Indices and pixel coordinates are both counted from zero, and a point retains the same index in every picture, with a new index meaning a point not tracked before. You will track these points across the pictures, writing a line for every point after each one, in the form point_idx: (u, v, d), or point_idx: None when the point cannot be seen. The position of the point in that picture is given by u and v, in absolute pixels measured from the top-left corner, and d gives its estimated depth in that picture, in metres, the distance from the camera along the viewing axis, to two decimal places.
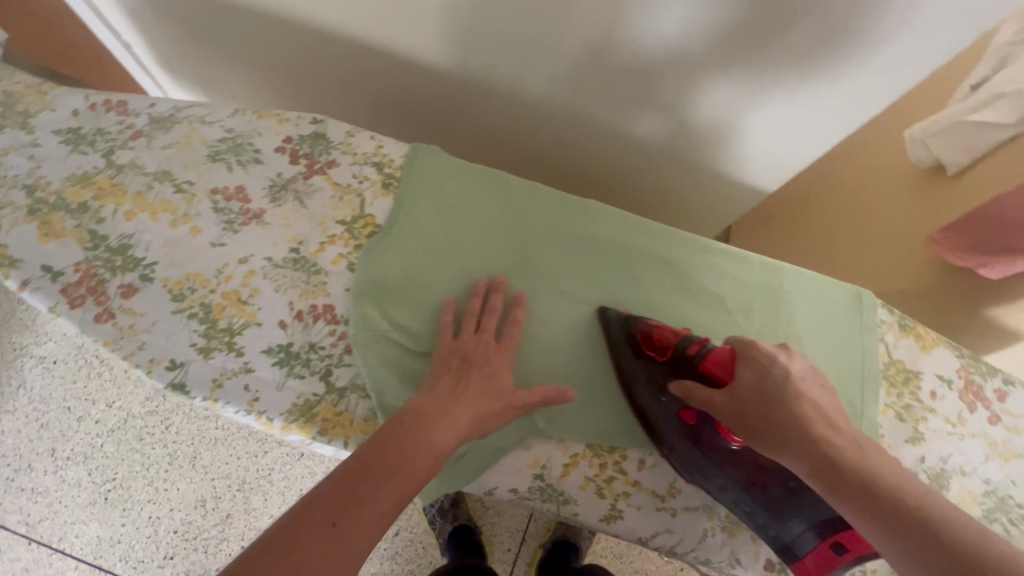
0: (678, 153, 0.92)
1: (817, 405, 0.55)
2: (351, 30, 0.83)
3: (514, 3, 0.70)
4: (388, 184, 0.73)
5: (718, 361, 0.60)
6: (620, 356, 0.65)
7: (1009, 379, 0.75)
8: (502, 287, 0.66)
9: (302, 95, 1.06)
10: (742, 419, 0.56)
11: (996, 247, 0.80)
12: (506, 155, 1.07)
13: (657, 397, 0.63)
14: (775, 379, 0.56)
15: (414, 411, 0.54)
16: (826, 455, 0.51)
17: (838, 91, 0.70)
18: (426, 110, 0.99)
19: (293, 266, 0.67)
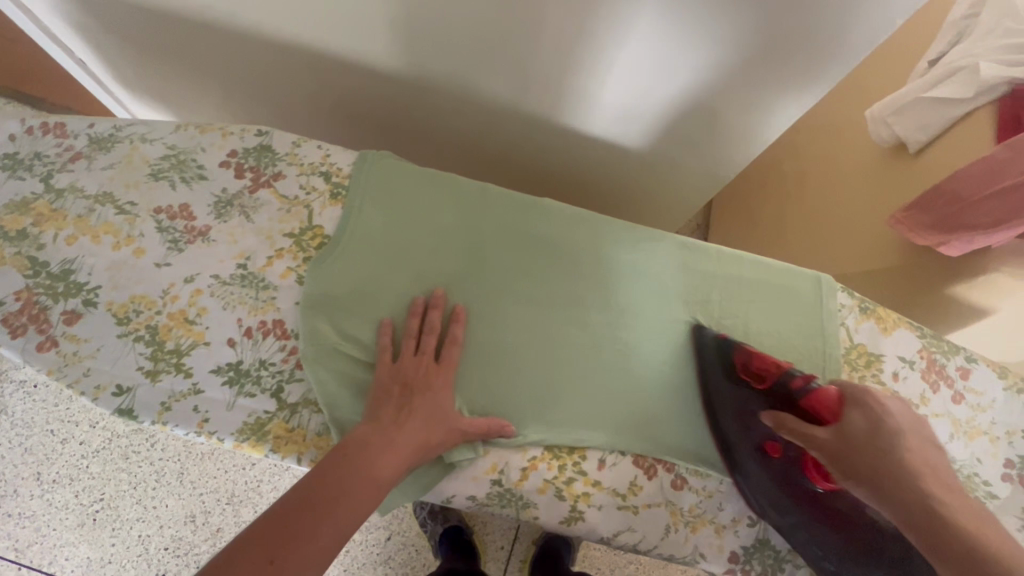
0: (635, 147, 0.91)
1: (937, 466, 0.49)
2: (294, 39, 0.82)
3: (452, 6, 0.69)
4: (337, 193, 0.72)
5: (825, 401, 0.58)
6: (712, 380, 0.65)
7: (972, 356, 0.75)
8: (441, 303, 0.66)
9: (256, 106, 1.05)
10: (839, 456, 0.52)
11: (954, 225, 0.79)
12: (466, 156, 1.05)
13: (744, 424, 0.63)
14: (890, 428, 0.51)
15: (357, 442, 0.55)
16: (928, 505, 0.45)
17: (788, 74, 0.69)
18: (381, 116, 0.98)
19: (240, 283, 0.66)
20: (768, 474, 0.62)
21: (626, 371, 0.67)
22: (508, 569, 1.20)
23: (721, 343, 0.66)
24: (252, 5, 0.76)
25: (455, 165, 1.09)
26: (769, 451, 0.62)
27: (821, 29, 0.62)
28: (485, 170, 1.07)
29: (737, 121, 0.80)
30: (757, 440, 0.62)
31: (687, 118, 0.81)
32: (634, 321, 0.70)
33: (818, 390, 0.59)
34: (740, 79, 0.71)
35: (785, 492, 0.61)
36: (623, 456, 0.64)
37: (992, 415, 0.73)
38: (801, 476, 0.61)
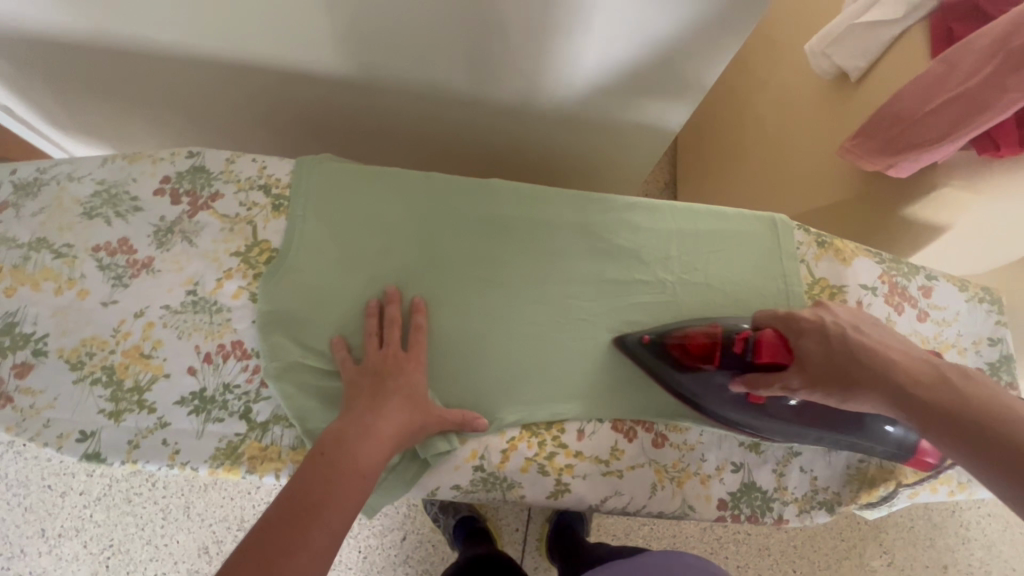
0: (582, 115, 0.90)
1: (888, 347, 0.53)
2: (213, 53, 0.79)
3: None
4: (279, 205, 0.71)
5: (769, 346, 0.58)
6: (665, 376, 0.63)
7: (932, 274, 0.75)
8: (397, 298, 0.66)
9: (192, 126, 1.01)
10: (820, 384, 0.55)
11: (904, 146, 0.79)
12: (415, 150, 1.03)
13: (719, 399, 0.62)
14: (837, 340, 0.55)
15: (331, 441, 0.54)
16: (909, 392, 0.49)
17: (715, 23, 0.68)
18: (321, 120, 0.96)
19: (193, 309, 0.65)
20: (768, 417, 0.61)
21: (593, 339, 0.67)
22: (525, 550, 1.22)
23: (653, 342, 0.64)
24: (162, 23, 0.73)
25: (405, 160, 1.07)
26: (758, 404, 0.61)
27: None
28: (436, 159, 1.05)
29: (677, 74, 0.79)
30: (742, 400, 0.61)
31: (628, 79, 0.80)
32: (596, 289, 0.70)
33: (758, 340, 0.58)
34: (671, 32, 0.70)
35: (790, 422, 0.61)
36: (601, 423, 0.64)
37: (958, 328, 0.74)
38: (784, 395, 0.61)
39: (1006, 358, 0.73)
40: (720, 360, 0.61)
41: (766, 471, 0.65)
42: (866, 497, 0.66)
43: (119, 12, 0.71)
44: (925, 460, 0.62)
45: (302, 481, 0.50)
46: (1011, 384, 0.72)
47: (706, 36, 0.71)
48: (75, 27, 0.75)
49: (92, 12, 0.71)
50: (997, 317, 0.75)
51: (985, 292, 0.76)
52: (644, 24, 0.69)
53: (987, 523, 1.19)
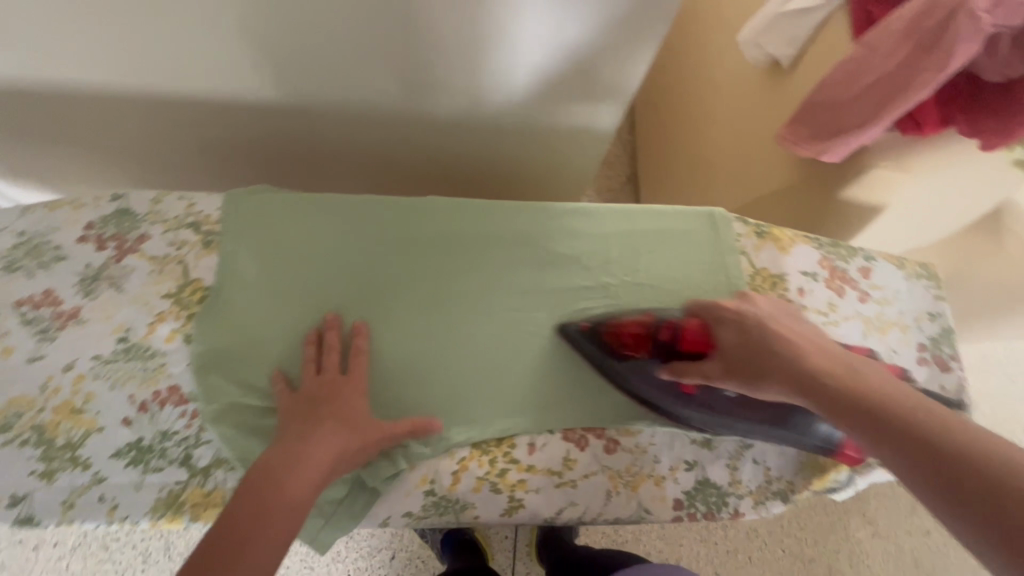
0: (523, 127, 0.90)
1: (801, 337, 0.55)
2: (134, 92, 0.77)
3: (284, 26, 0.66)
4: (210, 241, 0.69)
5: (693, 334, 0.61)
6: (601, 363, 0.64)
7: (870, 255, 0.76)
8: (337, 324, 0.65)
9: (131, 168, 0.99)
10: (735, 371, 0.57)
11: (833, 131, 0.81)
12: (364, 173, 1.02)
13: (651, 386, 0.63)
14: (752, 330, 0.57)
15: (263, 469, 0.52)
16: (816, 378, 0.51)
17: (636, 27, 0.70)
18: (263, 150, 0.94)
19: (125, 357, 0.63)
20: (698, 408, 0.62)
21: (538, 351, 0.67)
22: (516, 556, 1.22)
23: (590, 330, 0.65)
24: (76, 67, 0.72)
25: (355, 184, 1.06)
26: (688, 394, 0.62)
27: None
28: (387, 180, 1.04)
29: (607, 76, 0.79)
30: (673, 389, 0.62)
31: (559, 85, 0.80)
32: (539, 299, 0.69)
33: (685, 328, 0.62)
34: (593, 40, 0.71)
35: (719, 412, 0.62)
36: (552, 435, 0.64)
37: (898, 306, 0.75)
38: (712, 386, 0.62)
39: (946, 331, 0.75)
40: (650, 348, 0.63)
41: (719, 466, 0.65)
42: (819, 483, 0.66)
43: (30, 58, 0.69)
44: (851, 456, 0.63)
45: (226, 517, 0.48)
46: (953, 356, 0.74)
47: (631, 36, 0.71)
48: None
49: (2, 61, 0.70)
50: (935, 292, 0.76)
51: (922, 268, 0.77)
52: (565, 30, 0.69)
53: None
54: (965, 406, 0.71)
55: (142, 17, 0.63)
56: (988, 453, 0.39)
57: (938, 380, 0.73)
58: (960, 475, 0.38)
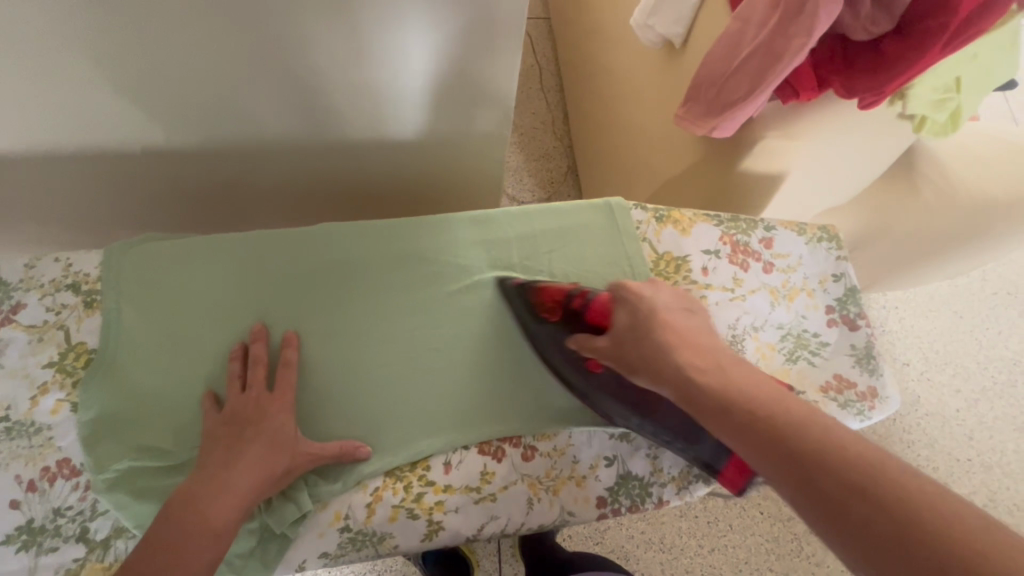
0: (431, 140, 0.88)
1: (687, 333, 0.53)
2: (3, 153, 0.73)
3: (153, 71, 0.64)
4: (91, 301, 0.66)
5: (599, 310, 0.61)
6: (522, 321, 0.66)
7: (770, 225, 0.77)
8: (264, 336, 0.64)
9: (37, 232, 0.94)
10: (622, 356, 0.56)
11: (721, 107, 0.80)
12: (286, 203, 0.99)
13: (564, 354, 0.64)
14: (643, 315, 0.55)
15: (184, 495, 0.53)
16: (694, 382, 0.48)
17: (509, 30, 0.69)
18: (175, 194, 0.91)
19: (7, 436, 0.60)
20: (599, 388, 0.62)
21: (447, 368, 0.66)
22: (502, 559, 1.09)
23: (520, 287, 0.67)
24: None
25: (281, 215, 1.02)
26: (591, 371, 0.62)
27: None
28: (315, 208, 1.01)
29: (497, 82, 0.78)
30: (576, 361, 0.63)
31: (452, 94, 0.78)
32: (445, 315, 0.68)
33: (595, 301, 0.62)
34: (470, 48, 0.70)
35: (617, 398, 0.62)
36: (467, 450, 0.63)
37: (803, 271, 0.76)
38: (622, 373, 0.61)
39: (851, 290, 0.76)
40: (560, 314, 0.64)
41: (639, 457, 0.65)
42: None
43: None
44: (735, 482, 0.57)
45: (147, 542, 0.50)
46: (861, 315, 0.75)
47: (511, 34, 0.69)
48: None
49: None
50: (838, 253, 0.77)
51: (823, 231, 0.78)
52: (435, 39, 0.67)
53: (925, 424, 1.26)
54: (876, 361, 0.72)
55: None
56: (856, 460, 0.38)
57: (850, 339, 0.74)
58: (831, 485, 0.38)
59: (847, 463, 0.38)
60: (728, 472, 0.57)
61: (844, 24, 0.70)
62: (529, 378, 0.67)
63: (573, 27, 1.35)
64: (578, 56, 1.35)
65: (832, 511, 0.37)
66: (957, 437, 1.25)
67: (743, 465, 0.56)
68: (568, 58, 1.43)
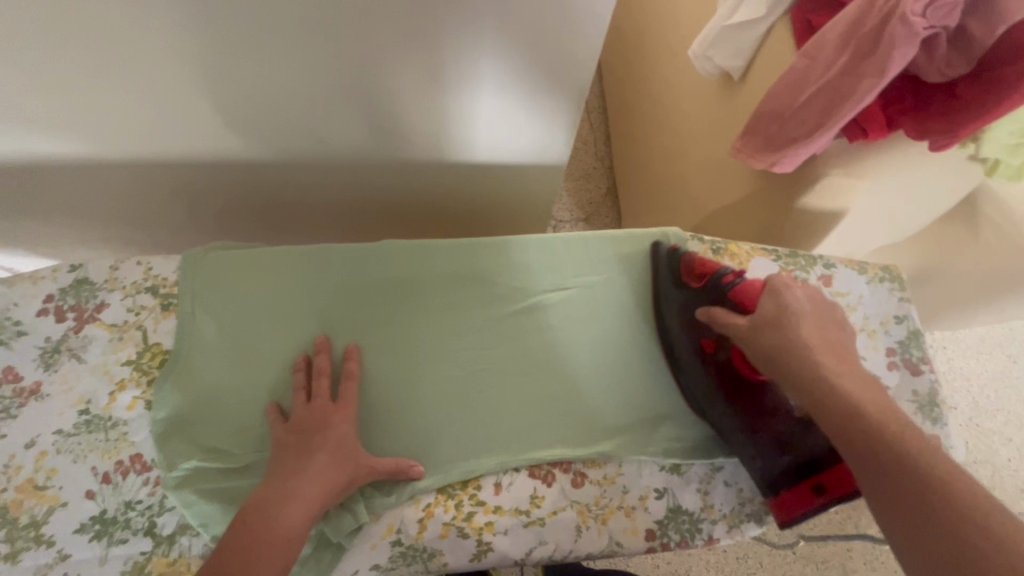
0: (489, 165, 0.91)
1: (830, 343, 0.56)
2: (96, 158, 0.79)
3: (247, 88, 0.68)
4: (168, 304, 0.70)
5: (748, 295, 0.61)
6: (661, 281, 0.70)
7: (830, 262, 0.76)
8: (326, 349, 0.66)
9: (112, 230, 0.99)
10: (759, 337, 0.57)
11: (782, 142, 0.80)
12: (343, 217, 1.03)
13: (687, 324, 0.66)
14: (795, 312, 0.57)
15: (254, 505, 0.55)
16: (832, 388, 0.51)
17: (575, 63, 0.70)
18: (242, 204, 0.95)
19: (86, 429, 0.64)
20: (702, 369, 0.65)
21: (502, 388, 0.67)
22: None
23: (673, 252, 0.70)
24: (30, 139, 0.72)
25: (335, 227, 1.06)
26: (704, 346, 0.64)
27: (578, 20, 0.63)
28: (367, 222, 1.04)
29: (559, 113, 0.80)
30: (695, 332, 0.65)
31: (516, 121, 0.80)
32: (500, 337, 0.70)
33: (746, 285, 0.62)
34: (538, 81, 0.72)
35: (715, 385, 0.63)
36: (518, 473, 0.64)
37: (863, 311, 0.74)
38: (733, 369, 0.63)
39: (914, 334, 0.74)
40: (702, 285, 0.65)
41: (690, 491, 0.65)
42: None
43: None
44: (787, 510, 0.60)
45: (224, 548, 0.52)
46: (924, 359, 0.73)
47: (577, 64, 0.70)
48: None
49: None
50: (900, 295, 0.75)
51: (885, 272, 0.77)
52: (505, 64, 0.69)
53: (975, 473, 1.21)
54: (940, 409, 0.70)
55: (87, 81, 0.64)
56: (969, 495, 0.41)
57: (911, 385, 0.72)
58: (937, 506, 0.41)
59: (963, 497, 0.41)
60: (786, 496, 0.60)
61: (919, 66, 0.70)
62: (580, 405, 0.67)
63: (621, 53, 1.37)
64: (626, 82, 1.37)
65: (931, 528, 0.41)
66: (1010, 488, 1.19)
67: (804, 496, 0.59)
68: (615, 82, 1.44)
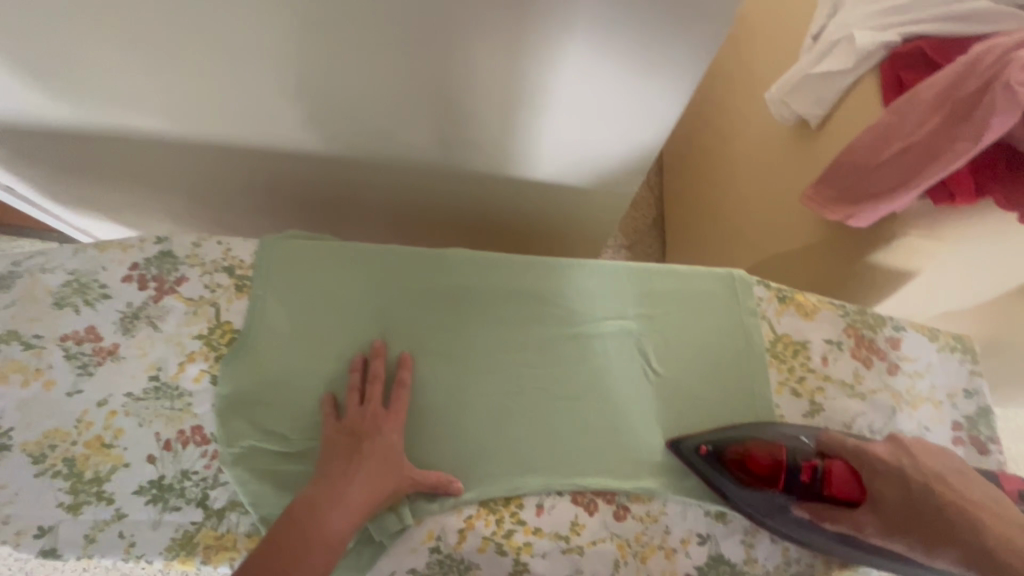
0: (556, 183, 0.92)
1: (951, 483, 0.55)
2: (193, 136, 0.83)
3: (347, 85, 0.72)
4: (242, 285, 0.72)
5: (843, 480, 0.59)
6: (729, 494, 0.62)
7: (900, 324, 0.74)
8: (383, 353, 0.67)
9: (191, 204, 1.04)
10: (899, 527, 0.55)
11: (860, 196, 0.79)
12: (404, 219, 1.05)
13: (794, 522, 0.61)
14: (920, 493, 0.55)
15: (304, 503, 0.56)
16: (955, 522, 0.52)
17: (661, 98, 0.71)
18: (314, 195, 0.99)
19: (154, 396, 0.66)
20: (842, 544, 0.62)
21: (553, 410, 0.68)
22: None
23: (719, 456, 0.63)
24: (138, 111, 0.77)
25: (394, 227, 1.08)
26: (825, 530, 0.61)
27: (673, 56, 0.64)
28: (426, 227, 1.07)
29: (637, 142, 0.81)
30: (805, 522, 0.61)
31: (590, 145, 0.82)
32: (556, 358, 0.70)
33: (830, 472, 0.59)
34: (618, 107, 0.73)
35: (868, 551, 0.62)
36: (561, 497, 0.64)
37: (931, 380, 0.72)
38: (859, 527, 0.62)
39: (984, 410, 0.71)
40: (786, 485, 0.60)
41: (733, 541, 0.64)
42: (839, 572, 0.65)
43: (109, 104, 0.76)
44: None
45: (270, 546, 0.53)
46: (993, 438, 0.70)
47: (666, 103, 0.72)
48: (69, 119, 0.80)
49: (86, 108, 0.77)
50: (971, 367, 0.73)
51: (957, 341, 0.74)
52: (592, 88, 0.70)
53: None
54: None
55: (202, 63, 0.68)
56: None
57: (975, 462, 0.69)
58: None
59: None
60: None
61: (1015, 136, 0.69)
62: (631, 438, 0.67)
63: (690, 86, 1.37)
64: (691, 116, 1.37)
65: None
66: None
67: None
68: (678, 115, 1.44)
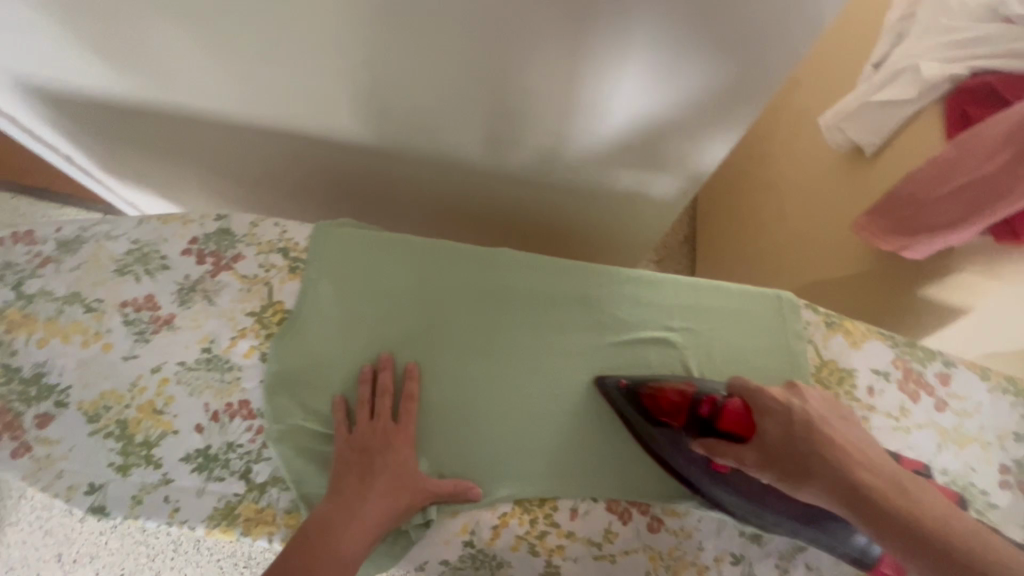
0: (604, 190, 0.92)
1: (837, 437, 0.54)
2: (256, 120, 0.85)
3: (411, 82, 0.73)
4: (296, 267, 0.73)
5: (733, 413, 0.58)
6: (636, 425, 0.64)
7: (950, 360, 0.72)
8: (390, 365, 0.67)
9: (243, 185, 1.06)
10: (778, 461, 0.54)
11: (917, 230, 0.79)
12: (448, 215, 1.07)
13: (687, 457, 0.61)
14: (800, 430, 0.55)
15: (319, 520, 0.57)
16: (855, 476, 0.52)
17: (723, 112, 0.72)
18: (363, 185, 1.00)
19: (205, 366, 0.68)
20: (733, 491, 0.60)
21: (592, 417, 0.68)
22: None
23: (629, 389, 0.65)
24: (207, 93, 0.79)
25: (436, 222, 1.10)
26: (717, 471, 0.60)
27: (742, 72, 0.65)
28: (467, 224, 1.08)
29: (691, 155, 0.81)
30: (700, 462, 0.61)
31: (645, 154, 0.82)
32: (598, 364, 0.70)
33: (721, 405, 0.59)
34: (677, 118, 0.74)
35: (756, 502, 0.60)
36: (596, 503, 0.64)
37: (980, 420, 0.70)
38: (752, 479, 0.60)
39: None
40: (684, 420, 0.61)
41: (767, 564, 0.64)
42: None
43: (179, 83, 0.78)
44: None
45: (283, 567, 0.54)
46: None
47: (728, 117, 0.73)
48: (140, 96, 0.82)
49: (157, 86, 0.79)
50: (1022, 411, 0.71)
51: (1009, 382, 0.72)
52: (654, 98, 0.70)
53: None
54: None
55: (275, 53, 0.69)
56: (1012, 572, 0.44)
57: (1020, 507, 0.68)
58: None
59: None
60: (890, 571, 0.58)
61: None
62: None
63: None
64: None
65: None
66: None
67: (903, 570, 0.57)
68: None
